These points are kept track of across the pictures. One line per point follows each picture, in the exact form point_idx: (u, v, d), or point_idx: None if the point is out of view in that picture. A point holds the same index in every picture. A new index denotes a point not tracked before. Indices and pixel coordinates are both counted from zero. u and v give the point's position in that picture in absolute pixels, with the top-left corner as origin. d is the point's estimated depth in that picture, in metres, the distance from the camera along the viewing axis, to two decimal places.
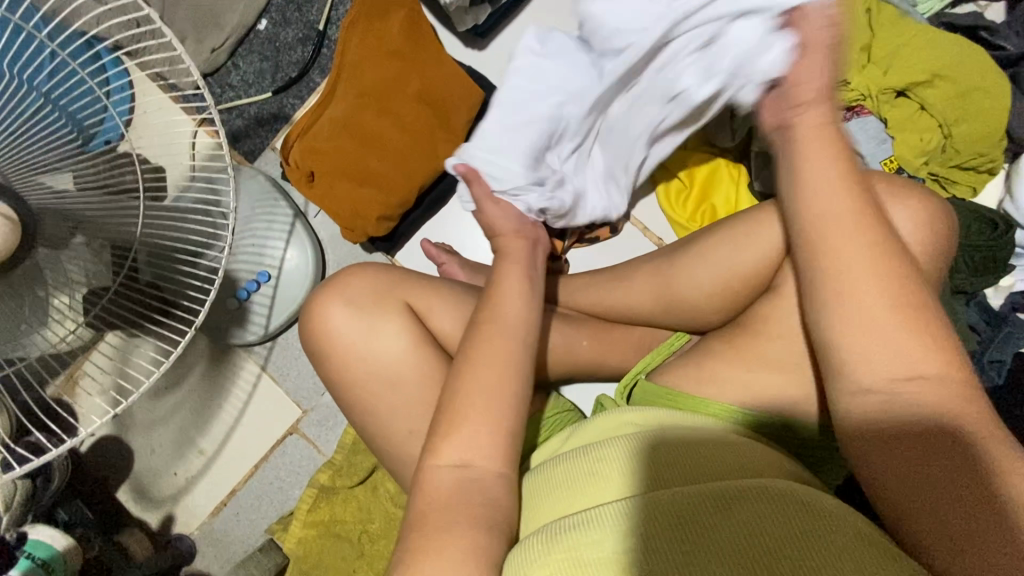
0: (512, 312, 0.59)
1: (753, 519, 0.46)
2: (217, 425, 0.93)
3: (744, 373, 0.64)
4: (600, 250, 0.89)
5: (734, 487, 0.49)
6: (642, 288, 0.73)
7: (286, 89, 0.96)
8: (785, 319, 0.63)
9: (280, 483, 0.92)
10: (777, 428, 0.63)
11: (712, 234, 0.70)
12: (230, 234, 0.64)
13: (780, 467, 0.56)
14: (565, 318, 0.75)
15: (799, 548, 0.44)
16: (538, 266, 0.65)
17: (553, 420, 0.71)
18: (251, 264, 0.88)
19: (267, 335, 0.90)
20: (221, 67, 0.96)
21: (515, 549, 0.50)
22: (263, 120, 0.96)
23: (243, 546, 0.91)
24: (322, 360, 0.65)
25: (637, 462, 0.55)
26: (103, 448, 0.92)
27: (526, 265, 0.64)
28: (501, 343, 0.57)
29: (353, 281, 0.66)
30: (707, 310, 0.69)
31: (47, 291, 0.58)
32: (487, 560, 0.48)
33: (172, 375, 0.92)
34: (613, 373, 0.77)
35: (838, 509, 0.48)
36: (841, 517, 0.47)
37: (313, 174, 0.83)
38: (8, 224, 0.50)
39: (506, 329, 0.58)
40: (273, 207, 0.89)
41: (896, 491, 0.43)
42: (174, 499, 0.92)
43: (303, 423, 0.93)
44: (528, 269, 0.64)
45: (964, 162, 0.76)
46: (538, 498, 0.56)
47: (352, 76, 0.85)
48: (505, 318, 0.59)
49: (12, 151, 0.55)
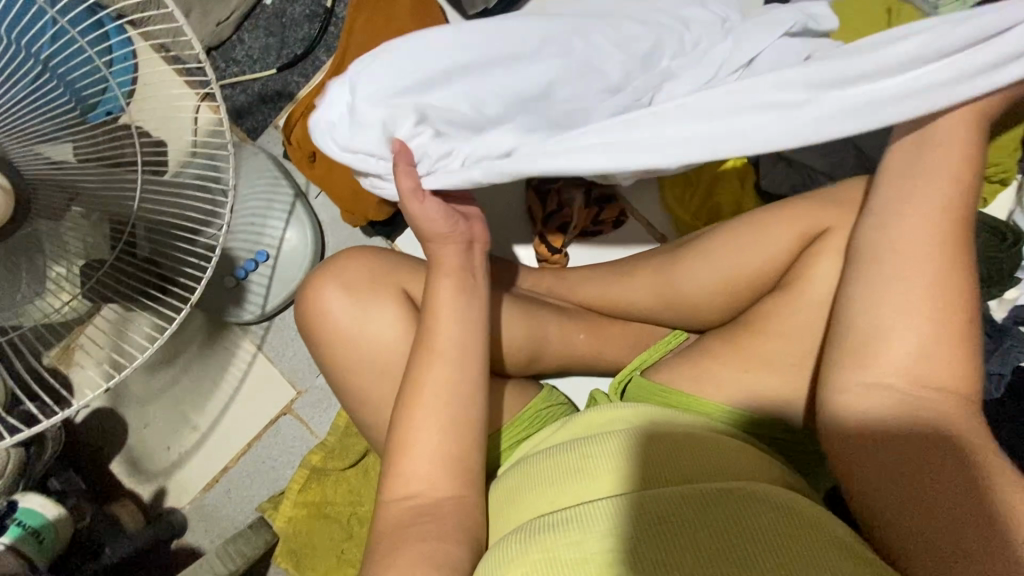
0: (462, 333, 0.57)
1: (734, 522, 0.46)
2: (211, 402, 0.93)
3: (740, 375, 0.64)
4: (602, 243, 0.88)
5: (720, 490, 0.49)
6: (642, 285, 0.73)
7: (291, 66, 0.94)
8: (782, 322, 0.62)
9: (272, 462, 0.92)
10: (769, 431, 0.63)
11: (714, 233, 0.69)
12: (228, 213, 0.64)
13: (769, 472, 0.56)
14: (563, 311, 0.74)
15: (782, 552, 0.44)
16: (481, 271, 0.61)
17: (546, 412, 0.71)
18: (250, 243, 0.88)
19: (264, 315, 0.90)
20: (226, 41, 0.94)
21: (493, 552, 0.50)
22: (267, 97, 0.95)
23: (233, 522, 0.91)
24: (317, 343, 0.65)
25: (625, 461, 0.54)
26: (97, 419, 0.92)
27: (466, 270, 0.60)
28: (464, 351, 0.57)
29: (351, 265, 0.65)
30: (706, 309, 0.69)
31: (46, 260, 0.58)
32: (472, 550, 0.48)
33: (168, 351, 0.92)
34: (608, 367, 0.77)
35: (823, 517, 0.47)
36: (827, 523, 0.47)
37: (315, 155, 0.82)
38: (3, 194, 0.50)
39: (458, 355, 0.57)
40: (274, 185, 0.88)
41: (875, 494, 0.45)
42: (166, 473, 0.92)
43: (297, 403, 0.93)
44: (461, 279, 0.59)
45: (978, 171, 0.75)
46: (521, 493, 0.56)
47: (358, 57, 0.83)
48: (465, 324, 0.58)
49: (9, 117, 0.54)
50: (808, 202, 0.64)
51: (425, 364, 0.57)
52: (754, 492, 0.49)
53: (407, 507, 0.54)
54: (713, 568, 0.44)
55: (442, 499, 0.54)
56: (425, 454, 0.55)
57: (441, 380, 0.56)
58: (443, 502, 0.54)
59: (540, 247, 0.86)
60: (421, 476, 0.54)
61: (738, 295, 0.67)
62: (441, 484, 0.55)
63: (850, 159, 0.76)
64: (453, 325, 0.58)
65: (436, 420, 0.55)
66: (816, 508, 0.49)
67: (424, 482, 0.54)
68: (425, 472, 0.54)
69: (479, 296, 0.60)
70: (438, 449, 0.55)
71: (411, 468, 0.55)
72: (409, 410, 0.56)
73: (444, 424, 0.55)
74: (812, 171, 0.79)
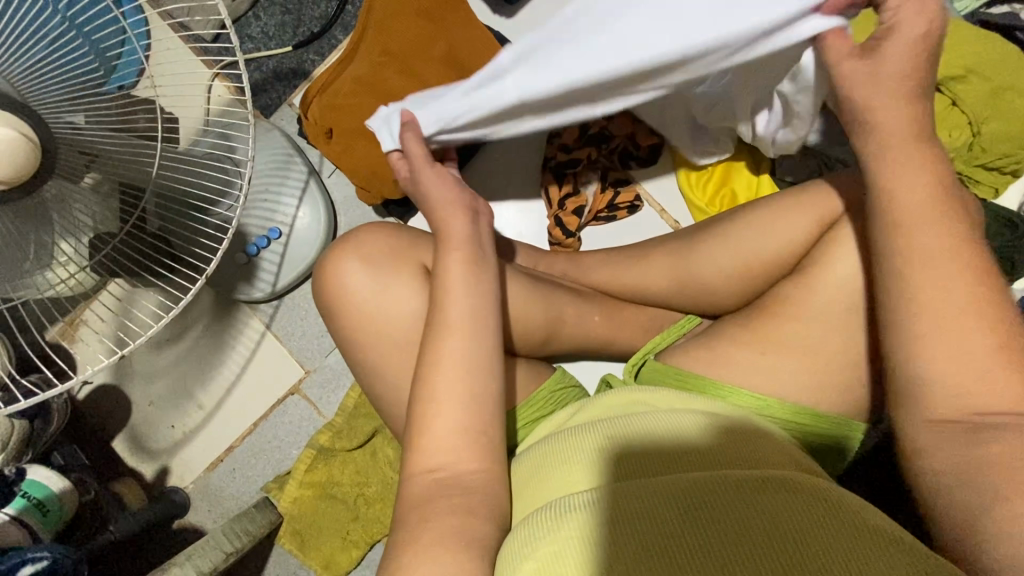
0: (482, 310, 0.57)
1: (768, 508, 0.47)
2: (217, 380, 0.92)
3: (757, 357, 0.63)
4: (614, 229, 0.88)
5: (745, 476, 0.50)
6: (658, 269, 0.73)
7: (307, 45, 0.94)
8: (808, 300, 0.61)
9: (278, 442, 0.91)
10: (789, 417, 0.62)
11: (728, 217, 0.70)
12: (246, 184, 0.62)
13: (794, 458, 0.56)
14: (578, 293, 0.74)
15: (812, 537, 0.45)
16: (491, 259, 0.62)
17: (559, 394, 0.70)
18: (263, 220, 0.87)
19: (274, 293, 0.89)
20: (242, 16, 0.94)
21: (520, 528, 0.51)
22: (282, 75, 0.94)
23: (237, 502, 0.90)
24: (335, 317, 0.65)
25: (647, 447, 0.55)
26: (100, 396, 0.91)
27: (460, 246, 0.60)
28: (484, 320, 0.57)
29: (370, 238, 0.65)
30: (722, 292, 0.69)
31: (57, 231, 0.58)
32: (481, 531, 0.51)
33: (175, 328, 0.91)
34: (622, 352, 0.77)
35: (857, 505, 0.48)
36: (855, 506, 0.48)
37: (333, 131, 0.82)
38: (30, 145, 0.49)
39: (474, 330, 0.56)
40: (288, 162, 0.88)
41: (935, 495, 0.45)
42: (170, 452, 0.91)
43: (305, 384, 0.92)
44: (474, 249, 0.60)
45: (990, 163, 0.75)
46: (543, 471, 0.57)
47: (378, 34, 0.83)
48: (485, 293, 0.58)
49: (31, 74, 0.54)
50: (826, 188, 0.65)
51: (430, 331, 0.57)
52: (789, 480, 0.50)
53: (440, 478, 0.53)
54: (746, 553, 0.44)
55: (470, 471, 0.54)
56: (452, 425, 0.54)
57: (465, 355, 0.56)
58: (471, 473, 0.54)
59: (554, 230, 0.86)
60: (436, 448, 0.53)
61: (756, 279, 0.68)
62: (468, 454, 0.54)
63: None
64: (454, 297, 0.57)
65: (460, 394, 0.55)
66: (843, 493, 0.50)
67: (454, 452, 0.54)
68: (451, 442, 0.54)
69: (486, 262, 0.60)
70: (464, 418, 0.54)
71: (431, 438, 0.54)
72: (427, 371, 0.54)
73: (470, 397, 0.55)
74: (827, 160, 0.80)
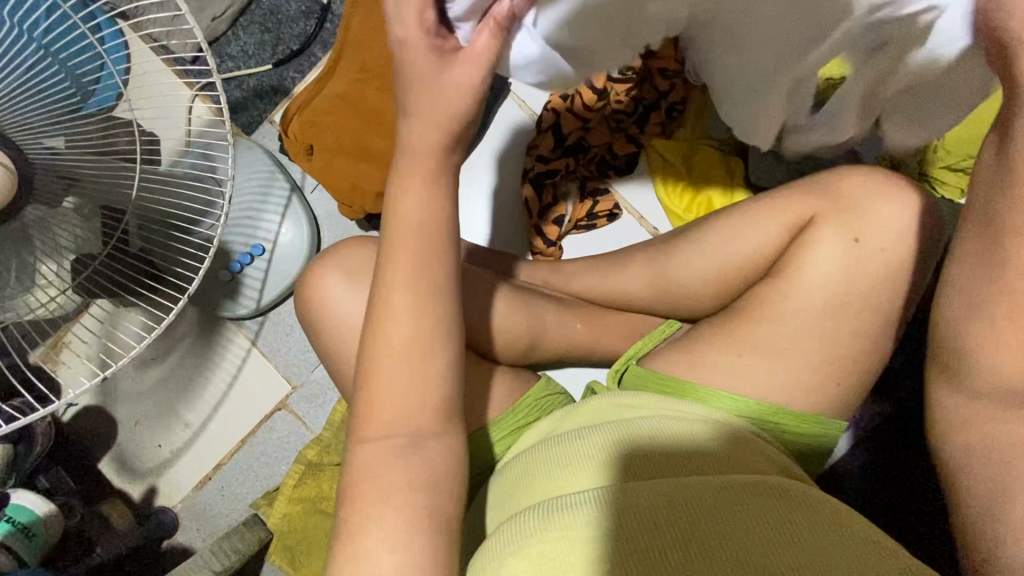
0: (446, 320, 0.51)
1: (748, 509, 0.48)
2: (204, 399, 0.92)
3: (735, 359, 0.64)
4: (595, 238, 0.89)
5: (728, 481, 0.51)
6: (637, 276, 0.74)
7: (287, 62, 0.95)
8: (783, 302, 0.63)
9: (267, 458, 0.91)
10: (769, 419, 0.63)
11: (705, 223, 0.71)
12: (227, 203, 0.63)
13: (773, 461, 0.58)
14: (560, 300, 0.76)
15: (793, 536, 0.46)
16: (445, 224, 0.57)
17: (546, 401, 0.70)
18: (246, 237, 0.88)
19: (259, 310, 0.90)
20: (221, 36, 0.95)
21: (508, 533, 0.51)
22: (262, 92, 0.95)
23: (227, 520, 0.90)
24: (318, 332, 0.65)
25: (629, 451, 0.56)
26: (85, 417, 0.90)
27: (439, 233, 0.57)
28: (446, 326, 0.52)
29: (351, 252, 0.65)
30: (700, 297, 0.71)
31: (35, 257, 0.58)
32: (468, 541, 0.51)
33: (160, 347, 0.91)
34: (605, 357, 0.78)
35: (835, 509, 0.50)
36: (836, 511, 0.50)
37: (313, 148, 0.83)
38: (6, 173, 0.50)
39: None
40: (271, 179, 0.88)
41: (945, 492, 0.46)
42: (157, 471, 0.91)
43: (292, 399, 0.92)
44: (439, 237, 0.51)
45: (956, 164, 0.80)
46: (531, 477, 0.58)
47: (356, 51, 0.83)
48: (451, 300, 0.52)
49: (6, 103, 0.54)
50: (796, 193, 0.67)
51: (372, 339, 0.51)
52: (770, 485, 0.51)
53: None
54: (729, 555, 0.45)
55: None
56: None
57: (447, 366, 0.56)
58: None
59: (535, 239, 0.87)
60: (408, 465, 0.50)
61: (732, 283, 0.69)
62: None
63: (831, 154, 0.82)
64: (402, 304, 0.51)
65: None
66: (820, 496, 0.51)
67: None
68: None
69: (453, 264, 0.52)
70: None
71: (402, 458, 0.50)
72: (399, 384, 0.50)
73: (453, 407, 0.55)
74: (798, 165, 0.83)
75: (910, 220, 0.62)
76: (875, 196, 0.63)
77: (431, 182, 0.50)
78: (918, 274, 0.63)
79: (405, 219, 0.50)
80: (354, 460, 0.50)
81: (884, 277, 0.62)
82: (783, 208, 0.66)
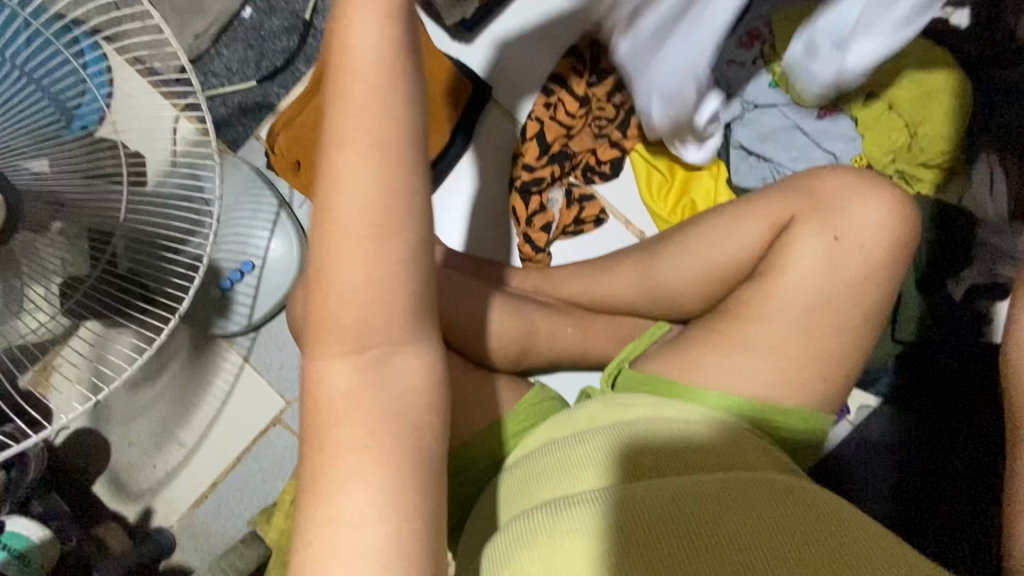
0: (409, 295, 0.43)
1: (746, 507, 0.50)
2: (197, 417, 0.92)
3: (725, 358, 0.65)
4: (583, 243, 0.91)
5: (727, 480, 0.52)
6: (626, 279, 0.75)
7: (271, 78, 0.95)
8: (768, 301, 0.64)
9: (263, 474, 0.91)
10: (761, 417, 0.64)
11: (691, 225, 0.72)
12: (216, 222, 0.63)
13: (771, 457, 0.59)
14: (551, 306, 0.76)
15: (790, 533, 0.48)
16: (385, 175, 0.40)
17: (541, 407, 0.70)
18: (235, 253, 0.88)
19: (250, 326, 0.90)
20: (204, 54, 0.95)
21: (508, 537, 0.52)
22: (247, 108, 0.95)
23: (225, 537, 0.89)
24: None
25: (629, 451, 0.57)
26: (78, 440, 0.90)
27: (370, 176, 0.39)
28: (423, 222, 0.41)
29: None
30: (687, 298, 0.72)
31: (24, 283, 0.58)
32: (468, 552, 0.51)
33: (151, 366, 0.91)
34: (597, 360, 0.79)
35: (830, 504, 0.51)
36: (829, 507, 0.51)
37: (300, 163, 0.84)
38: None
39: None
40: (258, 195, 0.88)
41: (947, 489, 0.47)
42: (153, 491, 0.90)
43: (287, 414, 0.92)
44: (402, 86, 0.39)
45: (928, 161, 0.85)
46: (531, 481, 0.58)
47: None
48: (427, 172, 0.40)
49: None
50: (778, 193, 0.68)
51: (323, 236, 0.39)
52: (766, 482, 0.52)
53: None
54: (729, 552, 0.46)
55: None
56: None
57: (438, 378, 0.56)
58: None
59: (524, 247, 0.88)
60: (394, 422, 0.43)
61: (718, 284, 0.70)
62: None
63: (809, 154, 0.85)
64: (361, 179, 0.38)
65: None
66: (814, 491, 0.53)
67: None
68: None
69: (424, 141, 0.40)
70: None
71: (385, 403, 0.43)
72: (367, 283, 0.40)
73: None
74: (778, 166, 0.85)
75: (889, 215, 0.64)
76: (852, 193, 0.65)
77: (392, 9, 0.38)
78: (900, 268, 0.64)
79: (356, 58, 0.38)
80: (325, 396, 0.42)
81: (866, 272, 0.63)
82: (765, 209, 0.67)
